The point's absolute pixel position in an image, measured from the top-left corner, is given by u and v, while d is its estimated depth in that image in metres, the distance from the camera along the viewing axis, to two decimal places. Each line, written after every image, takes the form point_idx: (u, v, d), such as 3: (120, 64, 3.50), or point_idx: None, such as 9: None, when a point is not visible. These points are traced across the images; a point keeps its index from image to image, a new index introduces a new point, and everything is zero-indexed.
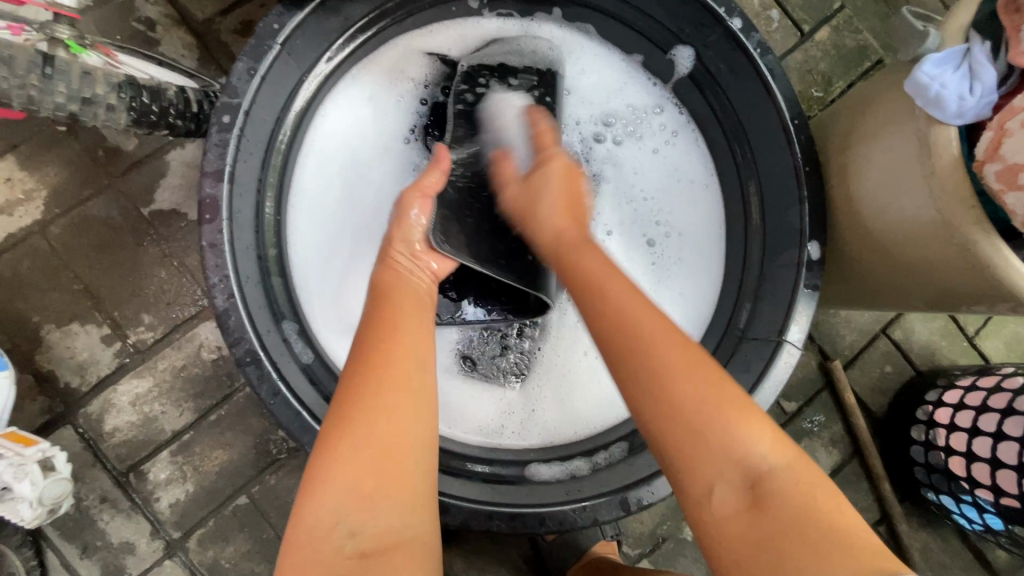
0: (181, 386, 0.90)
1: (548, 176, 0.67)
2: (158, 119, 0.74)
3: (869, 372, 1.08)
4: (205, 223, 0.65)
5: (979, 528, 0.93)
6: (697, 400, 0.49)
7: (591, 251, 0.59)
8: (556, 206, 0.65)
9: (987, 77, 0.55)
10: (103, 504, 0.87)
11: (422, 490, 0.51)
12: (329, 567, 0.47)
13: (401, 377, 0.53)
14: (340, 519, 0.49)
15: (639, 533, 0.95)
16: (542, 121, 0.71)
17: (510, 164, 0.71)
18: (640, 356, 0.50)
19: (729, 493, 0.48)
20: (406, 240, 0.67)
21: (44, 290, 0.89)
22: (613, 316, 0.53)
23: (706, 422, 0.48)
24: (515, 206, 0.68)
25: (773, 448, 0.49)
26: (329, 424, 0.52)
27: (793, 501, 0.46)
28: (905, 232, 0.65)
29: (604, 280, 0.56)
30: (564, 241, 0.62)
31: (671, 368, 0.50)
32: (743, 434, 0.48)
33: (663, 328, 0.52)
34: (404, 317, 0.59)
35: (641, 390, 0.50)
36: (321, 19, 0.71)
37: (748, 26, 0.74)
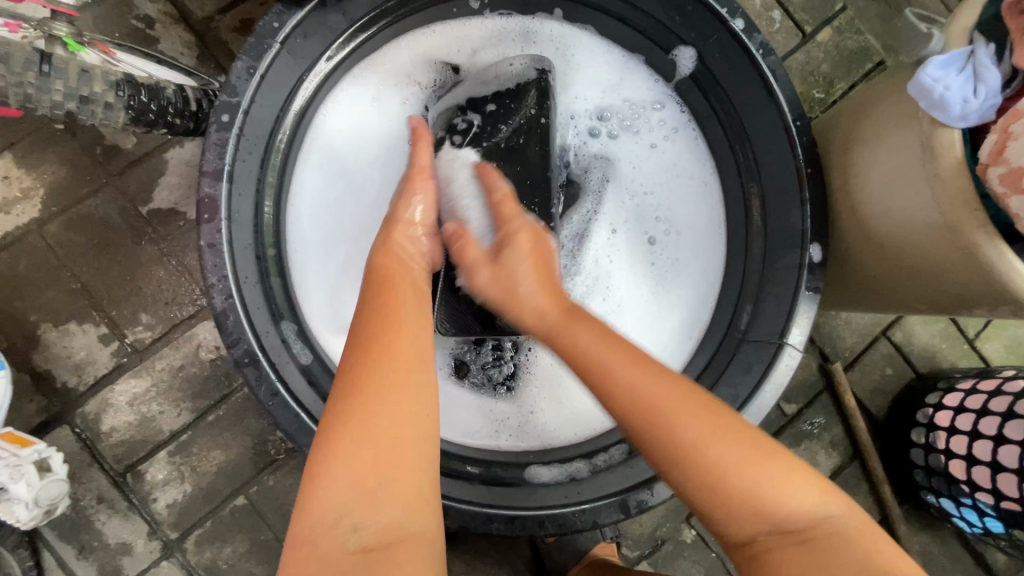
0: (179, 386, 0.90)
1: (520, 253, 0.65)
2: (157, 118, 0.73)
3: (870, 374, 1.08)
4: (204, 223, 0.65)
5: (979, 531, 0.92)
6: (739, 472, 0.50)
7: (579, 327, 0.58)
8: (536, 279, 0.64)
9: (991, 80, 0.55)
10: (100, 505, 0.87)
11: (425, 484, 0.51)
12: (332, 562, 0.47)
13: (404, 369, 0.53)
14: (342, 515, 0.48)
15: (639, 535, 0.95)
16: (498, 187, 0.70)
17: (469, 239, 0.68)
18: (663, 430, 0.51)
19: (777, 541, 0.50)
20: (409, 225, 0.68)
21: (42, 289, 0.89)
22: (634, 404, 0.52)
23: (750, 488, 0.50)
24: (485, 292, 0.66)
25: (817, 494, 0.51)
26: (330, 419, 0.51)
27: (838, 545, 0.48)
28: (909, 233, 0.64)
29: (606, 364, 0.55)
30: (547, 322, 0.61)
31: (697, 433, 0.51)
32: (786, 494, 0.50)
33: (690, 405, 0.52)
34: (405, 307, 0.59)
35: (679, 466, 0.51)
36: (321, 18, 0.71)
37: (750, 26, 0.74)
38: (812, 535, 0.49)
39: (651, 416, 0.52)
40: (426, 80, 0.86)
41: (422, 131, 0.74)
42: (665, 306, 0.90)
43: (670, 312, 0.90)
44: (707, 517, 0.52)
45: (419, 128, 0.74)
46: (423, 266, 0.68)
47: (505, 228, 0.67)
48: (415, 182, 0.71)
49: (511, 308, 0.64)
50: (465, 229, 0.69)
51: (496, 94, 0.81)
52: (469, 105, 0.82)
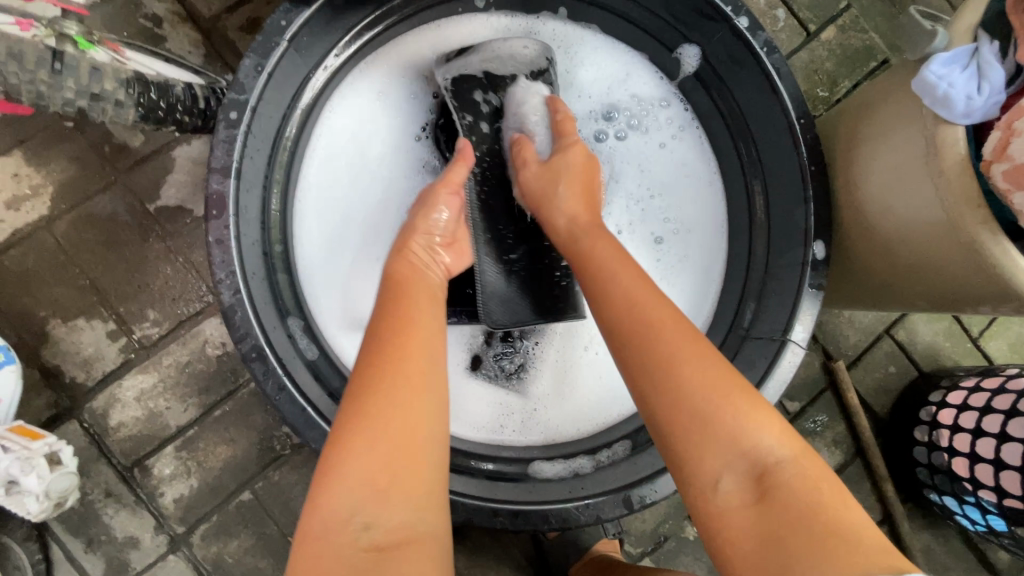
0: (186, 382, 0.90)
1: (567, 163, 0.72)
2: (166, 114, 0.74)
3: (873, 373, 1.08)
4: (212, 219, 0.65)
5: (983, 530, 0.92)
6: (711, 398, 0.50)
7: (603, 240, 0.64)
8: (574, 195, 0.70)
9: (994, 77, 0.55)
10: (107, 499, 0.88)
11: (435, 484, 0.52)
12: (343, 560, 0.48)
13: (416, 371, 0.54)
14: (356, 512, 0.49)
15: (641, 531, 0.95)
16: (562, 110, 0.77)
17: (529, 147, 0.76)
18: (649, 335, 0.53)
19: (735, 486, 0.48)
20: (426, 231, 0.70)
21: (51, 285, 0.89)
22: (625, 318, 0.55)
23: (711, 414, 0.49)
24: (530, 189, 0.74)
25: (780, 439, 0.49)
26: (343, 418, 0.52)
27: (797, 494, 0.46)
28: (912, 231, 0.64)
29: (613, 273, 0.59)
30: (575, 226, 0.68)
31: (675, 352, 0.52)
32: (751, 426, 0.49)
33: (677, 329, 0.53)
34: (417, 313, 0.60)
35: (649, 382, 0.51)
36: (328, 16, 0.72)
37: (755, 24, 0.75)
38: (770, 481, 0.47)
39: (641, 328, 0.54)
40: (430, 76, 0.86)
41: (465, 153, 0.76)
42: None
43: None
44: (665, 445, 0.51)
45: (464, 149, 0.76)
46: (437, 274, 0.68)
47: (562, 143, 0.75)
48: (438, 193, 0.72)
49: (546, 215, 0.71)
50: (529, 140, 0.77)
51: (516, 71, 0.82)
52: (487, 79, 0.82)
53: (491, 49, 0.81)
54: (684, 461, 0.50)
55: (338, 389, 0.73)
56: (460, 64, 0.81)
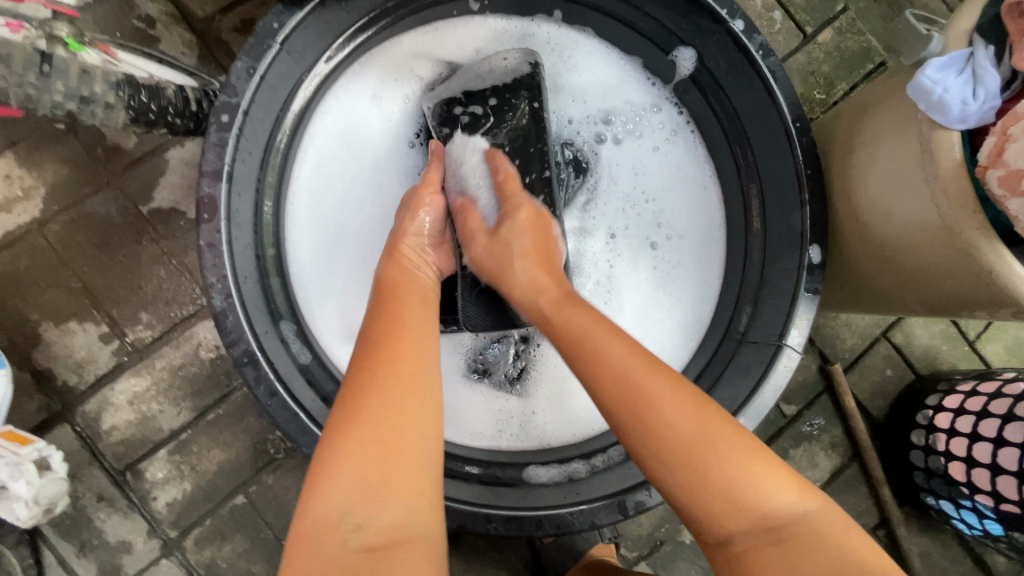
0: (179, 385, 0.90)
1: (516, 234, 0.67)
2: (157, 118, 0.74)
3: (869, 376, 1.07)
4: (204, 223, 0.65)
5: (979, 533, 0.92)
6: (724, 460, 0.49)
7: (571, 306, 0.60)
8: (530, 258, 0.66)
9: (990, 81, 0.55)
10: (100, 503, 0.87)
11: (428, 486, 0.51)
12: (335, 561, 0.47)
13: (409, 372, 0.54)
14: (349, 512, 0.48)
15: (637, 535, 0.95)
16: (504, 168, 0.72)
17: (473, 215, 0.71)
18: (643, 407, 0.51)
19: (756, 539, 0.48)
20: (416, 235, 0.71)
21: (43, 288, 0.89)
22: (615, 386, 0.52)
23: (726, 477, 0.49)
24: (484, 265, 0.69)
25: (796, 492, 0.49)
26: (338, 419, 0.52)
27: (822, 543, 0.47)
28: (908, 236, 0.64)
29: (595, 345, 0.55)
30: (539, 301, 0.62)
31: (676, 417, 0.50)
32: (765, 484, 0.49)
33: (671, 392, 0.52)
34: (412, 314, 0.60)
35: (657, 449, 0.50)
36: (321, 18, 0.71)
37: (750, 28, 0.74)
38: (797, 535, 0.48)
39: (631, 397, 0.52)
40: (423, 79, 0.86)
41: (439, 155, 0.77)
42: (663, 307, 0.90)
43: (668, 313, 0.89)
44: (682, 508, 0.50)
45: (437, 151, 0.77)
46: (430, 276, 0.70)
47: (507, 208, 0.70)
48: (423, 195, 0.73)
49: (505, 290, 0.66)
50: (473, 206, 0.72)
51: (495, 86, 0.80)
52: (466, 96, 0.80)
53: (471, 69, 0.81)
54: (709, 525, 0.49)
55: (332, 394, 0.73)
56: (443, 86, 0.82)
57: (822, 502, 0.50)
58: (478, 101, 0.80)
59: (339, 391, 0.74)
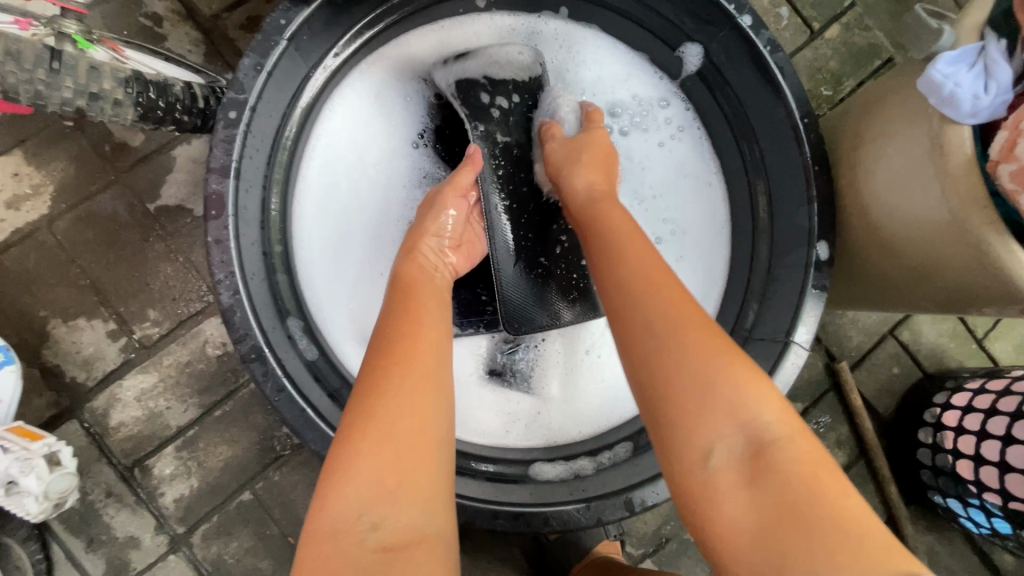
0: (186, 382, 0.90)
1: (590, 139, 0.73)
2: (164, 114, 0.73)
3: (876, 374, 1.07)
4: (211, 219, 0.65)
5: (987, 532, 0.92)
6: (710, 366, 0.48)
7: (615, 210, 0.63)
8: (589, 165, 0.70)
9: (1002, 76, 0.54)
10: (108, 499, 0.88)
11: (442, 486, 0.51)
12: (351, 561, 0.46)
13: (423, 373, 0.54)
14: (363, 512, 0.48)
15: (643, 533, 0.95)
16: (593, 107, 0.79)
17: (557, 127, 0.77)
18: (654, 297, 0.52)
19: (729, 461, 0.46)
20: (436, 234, 0.70)
21: (51, 285, 0.89)
22: (633, 279, 0.54)
23: (711, 377, 0.48)
24: (552, 160, 0.74)
25: (779, 414, 0.48)
26: (352, 417, 0.52)
27: (795, 472, 0.45)
28: (917, 233, 0.64)
29: (623, 237, 0.59)
30: (593, 193, 0.67)
31: (682, 314, 0.51)
32: (750, 398, 0.47)
33: (685, 297, 0.52)
34: (426, 314, 0.60)
35: (647, 341, 0.50)
36: (328, 15, 0.71)
37: (758, 23, 0.74)
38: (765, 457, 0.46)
39: (644, 293, 0.53)
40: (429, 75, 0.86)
41: (475, 157, 0.75)
42: None
43: None
44: (654, 402, 0.49)
45: (474, 155, 0.75)
46: (446, 277, 0.69)
47: (589, 127, 0.76)
48: (448, 197, 0.72)
49: (562, 181, 0.71)
50: (557, 123, 0.78)
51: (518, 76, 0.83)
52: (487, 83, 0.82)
53: (489, 56, 0.82)
54: (684, 429, 0.48)
55: (338, 390, 0.73)
56: (460, 68, 0.81)
57: (805, 437, 0.47)
58: (502, 92, 0.82)
59: (346, 387, 0.74)
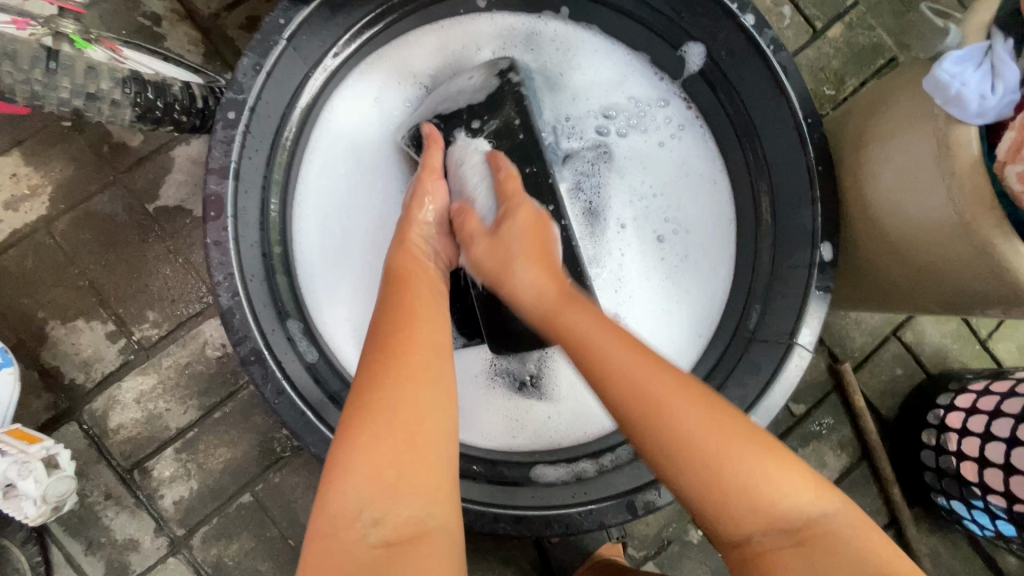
0: (185, 383, 0.90)
1: (518, 233, 0.68)
2: (163, 115, 0.72)
3: (879, 375, 1.06)
4: (210, 221, 0.64)
5: (991, 534, 0.91)
6: (751, 474, 0.48)
7: (578, 312, 0.59)
8: (530, 261, 0.65)
9: (1010, 75, 0.54)
10: (107, 501, 0.87)
11: (444, 480, 0.51)
12: (354, 557, 0.46)
13: (421, 365, 0.54)
14: (364, 506, 0.48)
15: (644, 535, 0.94)
16: (505, 167, 0.73)
17: (471, 215, 0.72)
18: (654, 420, 0.50)
19: (775, 542, 0.48)
20: (422, 225, 0.71)
21: (49, 286, 0.89)
22: (631, 399, 0.51)
23: (746, 481, 0.48)
24: (484, 265, 0.68)
25: (815, 492, 0.49)
26: (351, 412, 0.51)
27: (842, 546, 0.47)
28: (921, 233, 0.63)
29: (601, 343, 0.55)
30: (545, 301, 0.62)
31: (690, 418, 0.50)
32: (785, 488, 0.48)
33: (697, 405, 0.51)
34: (422, 305, 0.60)
35: (682, 468, 0.49)
36: (328, 15, 0.71)
37: (761, 22, 0.73)
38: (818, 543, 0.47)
39: (659, 413, 0.50)
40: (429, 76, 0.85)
41: (435, 135, 0.76)
42: (672, 303, 0.89)
43: (676, 310, 0.89)
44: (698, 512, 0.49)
45: (432, 133, 0.76)
46: (440, 267, 0.71)
47: (507, 206, 0.70)
48: (426, 183, 0.73)
49: (507, 288, 0.65)
50: (470, 209, 0.72)
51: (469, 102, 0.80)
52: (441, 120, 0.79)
53: (440, 91, 0.81)
54: (731, 531, 0.48)
55: (338, 392, 0.72)
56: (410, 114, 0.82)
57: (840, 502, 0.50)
58: (472, 115, 0.79)
59: (346, 389, 0.74)
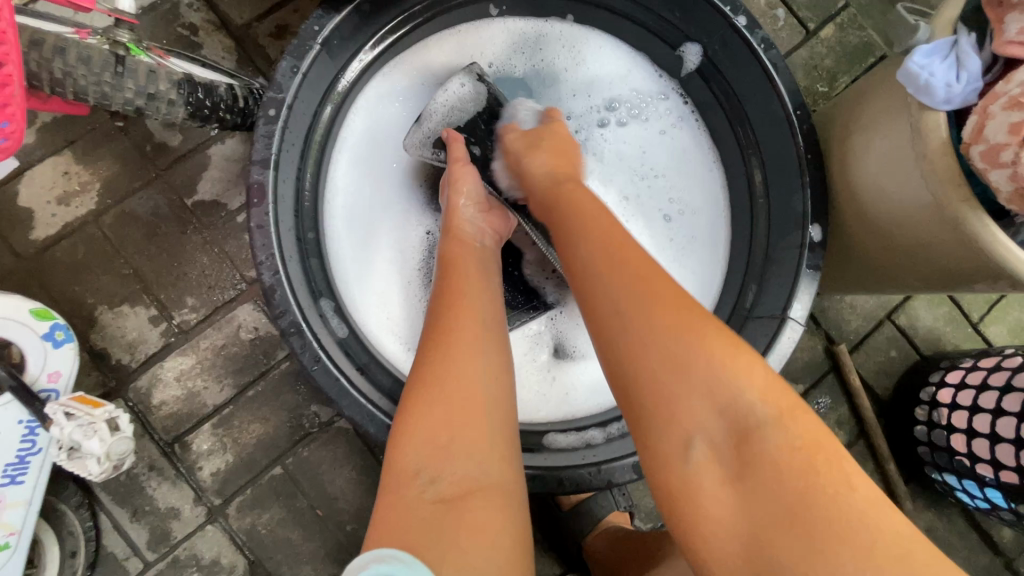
0: (221, 364, 0.97)
1: (551, 131, 0.78)
2: (211, 113, 0.77)
3: (874, 357, 1.11)
4: (254, 207, 0.71)
5: (983, 505, 0.96)
6: (698, 362, 0.50)
7: (581, 198, 0.66)
8: (547, 151, 0.75)
9: (972, 66, 0.60)
10: (151, 472, 0.94)
11: (497, 443, 0.56)
12: (412, 509, 0.51)
13: (472, 340, 0.61)
14: (421, 469, 0.53)
15: (650, 508, 1.01)
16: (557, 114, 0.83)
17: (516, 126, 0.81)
18: (620, 286, 0.55)
19: (708, 447, 0.49)
20: (460, 210, 0.77)
21: (98, 274, 0.96)
22: (601, 271, 0.57)
23: (683, 364, 0.50)
24: (512, 147, 0.78)
25: (762, 398, 0.50)
26: (411, 383, 0.59)
27: (776, 462, 0.47)
28: (903, 213, 0.69)
29: (592, 230, 0.60)
30: (559, 175, 0.71)
31: (648, 300, 0.53)
32: (728, 379, 0.50)
33: (670, 291, 0.54)
34: (469, 285, 0.67)
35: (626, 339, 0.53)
36: (357, 22, 0.78)
37: (753, 23, 0.79)
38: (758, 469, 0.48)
39: (624, 297, 0.54)
40: (441, 77, 0.92)
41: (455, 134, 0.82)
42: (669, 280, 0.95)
43: None
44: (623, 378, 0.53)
45: (451, 134, 0.82)
46: (484, 241, 0.77)
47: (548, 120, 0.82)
48: (454, 171, 0.79)
49: (524, 171, 0.75)
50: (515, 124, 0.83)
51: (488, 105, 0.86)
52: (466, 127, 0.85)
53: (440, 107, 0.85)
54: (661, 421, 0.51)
55: (366, 363, 0.79)
56: (421, 130, 0.85)
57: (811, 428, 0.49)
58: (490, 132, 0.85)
59: (373, 361, 0.81)
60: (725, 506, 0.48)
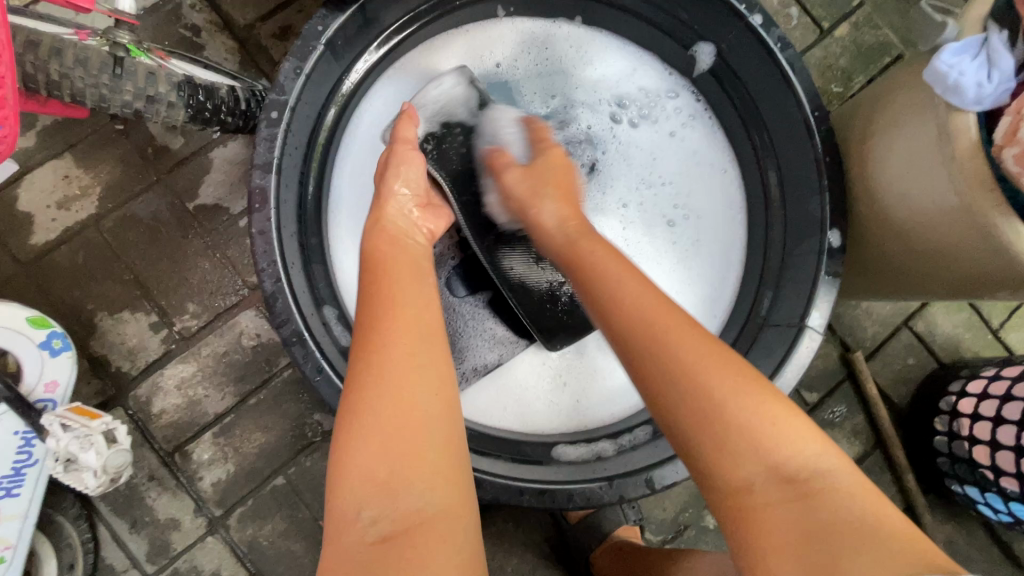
0: (222, 371, 0.95)
1: (545, 163, 0.75)
2: (212, 115, 0.75)
3: (891, 364, 1.08)
4: (255, 212, 0.69)
5: (1007, 519, 0.91)
6: (752, 413, 0.48)
7: (593, 241, 0.63)
8: (555, 196, 0.70)
9: (1006, 63, 0.57)
10: (150, 482, 0.92)
11: (442, 468, 0.52)
12: (355, 554, 0.48)
13: (402, 358, 0.54)
14: (362, 508, 0.49)
15: (661, 520, 0.98)
16: (536, 124, 0.82)
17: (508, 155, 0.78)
18: (648, 333, 0.52)
19: (771, 491, 0.46)
20: (398, 199, 0.72)
21: (98, 280, 0.95)
22: (631, 315, 0.53)
23: (734, 415, 0.48)
24: (515, 193, 0.73)
25: (821, 445, 0.48)
26: (343, 417, 0.53)
27: (844, 499, 0.45)
28: (926, 221, 0.66)
29: (616, 275, 0.57)
30: (568, 228, 0.66)
31: (683, 340, 0.51)
32: (787, 430, 0.48)
33: (700, 340, 0.51)
34: (407, 295, 0.60)
35: (668, 377, 0.50)
36: (362, 22, 0.76)
37: (769, 21, 0.77)
38: (812, 484, 0.46)
39: (650, 342, 0.51)
40: None
41: (410, 111, 0.79)
42: (684, 285, 0.93)
43: (688, 292, 0.92)
44: (669, 427, 0.50)
45: (408, 108, 0.79)
46: (415, 235, 0.71)
47: (538, 149, 0.78)
48: (398, 152, 0.75)
49: (533, 219, 0.70)
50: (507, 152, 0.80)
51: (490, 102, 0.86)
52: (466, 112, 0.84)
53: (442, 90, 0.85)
54: (714, 461, 0.48)
55: None
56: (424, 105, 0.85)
57: (826, 444, 0.48)
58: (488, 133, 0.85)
59: None
60: (782, 510, 0.45)
